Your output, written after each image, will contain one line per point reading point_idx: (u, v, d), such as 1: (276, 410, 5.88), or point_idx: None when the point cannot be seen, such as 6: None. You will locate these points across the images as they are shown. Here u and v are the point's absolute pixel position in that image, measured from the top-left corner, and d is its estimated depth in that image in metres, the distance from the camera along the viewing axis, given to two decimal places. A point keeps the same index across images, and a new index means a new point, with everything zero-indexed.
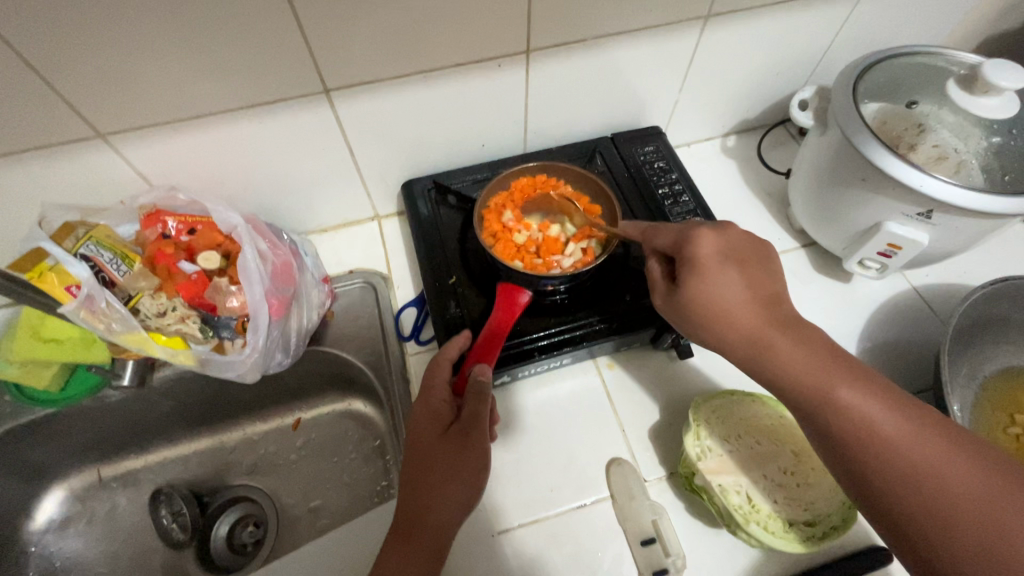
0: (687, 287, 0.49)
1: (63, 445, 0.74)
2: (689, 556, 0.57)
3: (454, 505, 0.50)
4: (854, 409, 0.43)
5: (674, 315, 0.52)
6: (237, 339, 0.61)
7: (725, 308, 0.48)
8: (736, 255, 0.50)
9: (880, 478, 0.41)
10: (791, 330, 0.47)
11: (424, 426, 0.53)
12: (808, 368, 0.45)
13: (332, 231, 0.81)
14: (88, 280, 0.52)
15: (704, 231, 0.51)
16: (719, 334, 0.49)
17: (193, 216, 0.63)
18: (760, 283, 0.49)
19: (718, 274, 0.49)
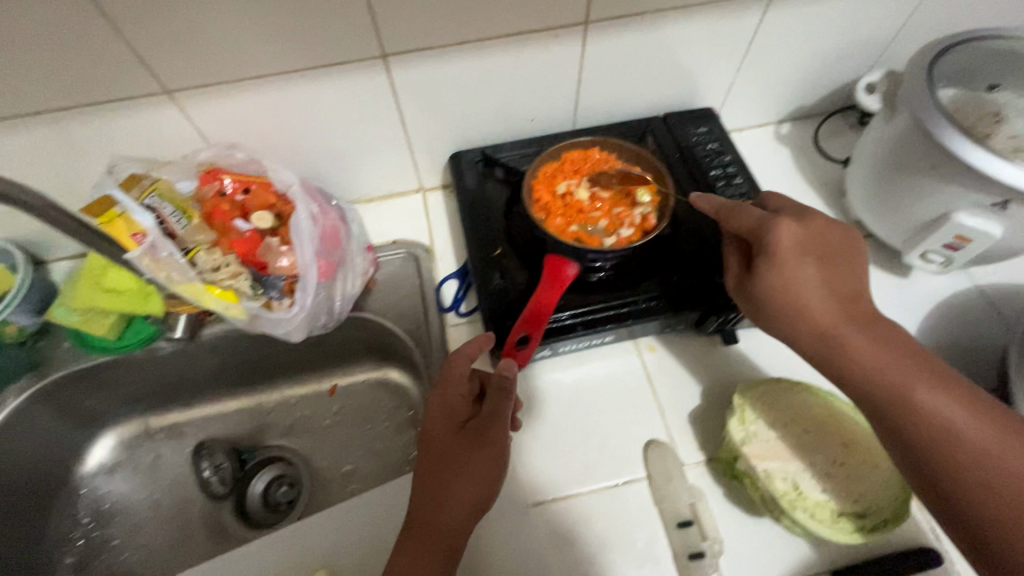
0: (766, 277, 0.52)
1: (115, 393, 0.77)
2: (727, 541, 0.56)
3: (464, 505, 0.49)
4: (933, 412, 0.45)
5: (748, 304, 0.54)
6: (284, 299, 0.62)
7: (807, 303, 0.51)
8: (822, 252, 0.52)
9: (960, 483, 0.43)
10: (865, 332, 0.50)
11: (442, 419, 0.54)
12: (885, 368, 0.48)
13: (377, 201, 0.81)
14: (153, 229, 0.54)
15: (787, 221, 0.52)
16: (793, 327, 0.51)
17: (248, 176, 0.63)
18: (841, 282, 0.52)
19: (800, 268, 0.51)
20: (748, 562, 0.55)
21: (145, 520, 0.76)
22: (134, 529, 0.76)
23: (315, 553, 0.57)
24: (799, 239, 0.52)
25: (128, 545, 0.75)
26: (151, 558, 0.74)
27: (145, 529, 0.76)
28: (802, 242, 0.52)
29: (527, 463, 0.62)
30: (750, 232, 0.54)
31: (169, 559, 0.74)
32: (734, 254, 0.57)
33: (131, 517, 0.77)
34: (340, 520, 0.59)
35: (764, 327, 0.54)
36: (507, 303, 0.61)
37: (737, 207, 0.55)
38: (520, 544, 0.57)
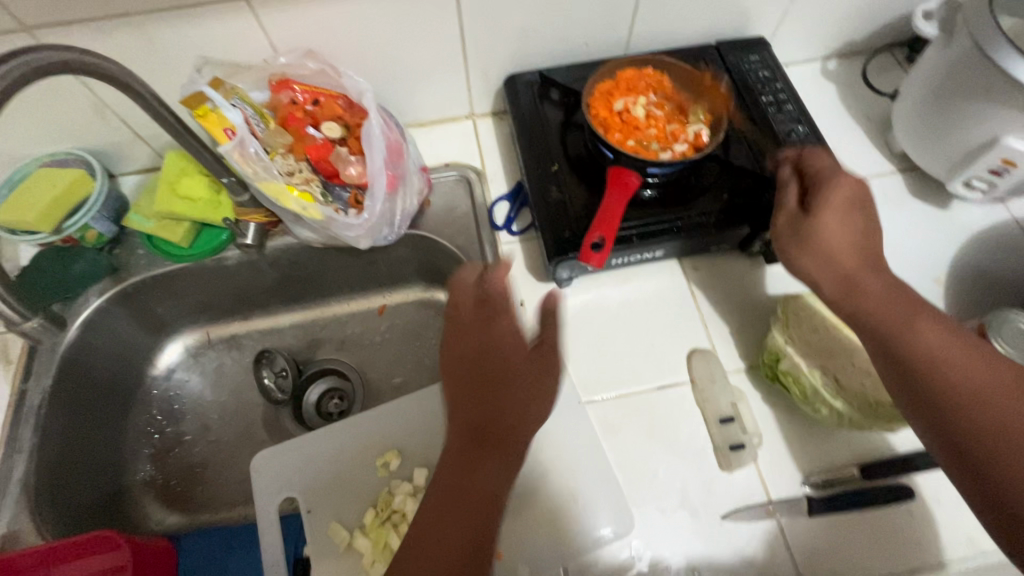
0: (821, 220, 0.54)
1: (183, 302, 0.82)
2: (764, 437, 0.61)
3: (524, 404, 0.50)
4: (930, 347, 0.48)
5: (790, 237, 0.56)
6: (349, 210, 0.66)
7: (835, 245, 0.54)
8: (863, 206, 0.55)
9: (953, 410, 0.46)
10: (880, 275, 0.53)
11: (491, 353, 0.51)
12: (891, 306, 0.51)
13: (430, 126, 0.83)
14: (242, 126, 0.57)
15: (851, 178, 0.56)
16: (820, 264, 0.53)
17: (317, 87, 0.66)
18: (868, 233, 0.55)
19: (837, 213, 0.54)
20: (782, 455, 0.60)
21: (213, 419, 0.83)
22: (204, 426, 0.82)
23: (384, 436, 0.62)
24: (849, 189, 0.55)
25: (199, 441, 0.81)
26: (220, 452, 0.80)
27: (213, 427, 0.82)
28: (850, 193, 0.55)
29: (579, 367, 0.66)
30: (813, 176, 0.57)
31: (237, 454, 0.80)
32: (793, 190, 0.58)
33: (200, 416, 0.83)
34: (409, 413, 0.63)
35: (790, 265, 0.56)
36: (565, 215, 0.65)
37: (806, 155, 0.60)
38: (572, 435, 0.62)
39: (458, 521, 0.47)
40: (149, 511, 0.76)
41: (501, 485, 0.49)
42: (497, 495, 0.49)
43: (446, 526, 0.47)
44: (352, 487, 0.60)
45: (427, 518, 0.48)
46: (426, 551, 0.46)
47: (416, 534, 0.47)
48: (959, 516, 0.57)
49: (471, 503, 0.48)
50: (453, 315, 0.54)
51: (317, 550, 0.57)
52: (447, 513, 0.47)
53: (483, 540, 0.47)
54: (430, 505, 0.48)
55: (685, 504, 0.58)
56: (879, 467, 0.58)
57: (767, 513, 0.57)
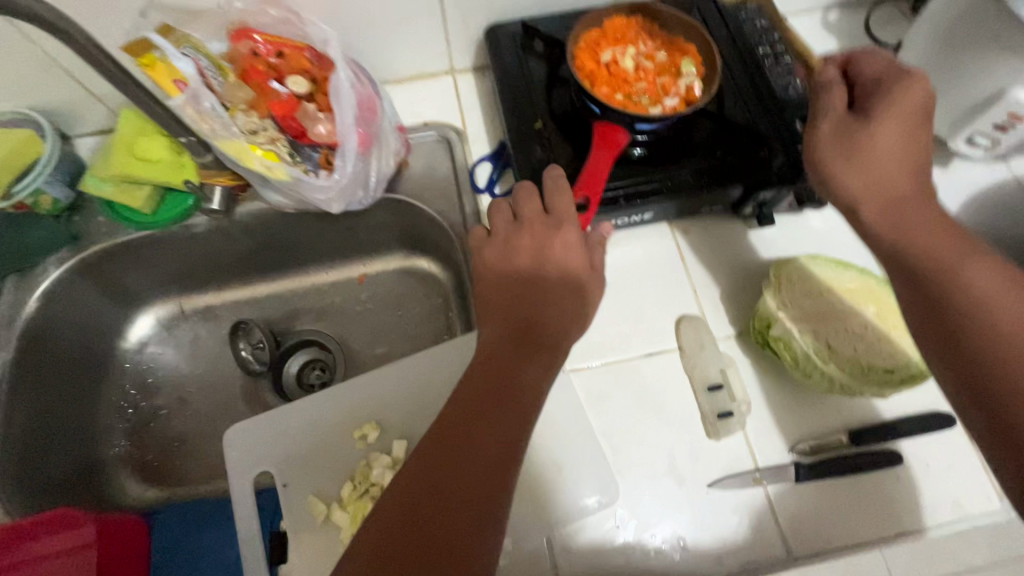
0: (874, 129, 0.49)
1: (151, 272, 0.78)
2: (753, 404, 0.59)
3: (562, 324, 0.50)
4: (976, 288, 0.43)
5: (833, 145, 0.50)
6: (320, 171, 0.61)
7: (889, 159, 0.49)
8: (925, 120, 0.50)
9: (988, 356, 0.40)
10: (933, 203, 0.48)
11: (544, 254, 0.52)
12: (941, 239, 0.46)
13: (406, 82, 0.78)
14: (194, 77, 0.53)
15: (916, 84, 0.50)
16: (862, 179, 0.49)
17: (280, 37, 0.61)
18: (923, 155, 0.49)
19: (894, 129, 0.49)
20: (770, 423, 0.59)
21: (188, 392, 0.80)
22: (180, 399, 0.79)
23: (363, 408, 0.60)
24: (914, 101, 0.49)
25: (175, 414, 0.79)
26: (197, 425, 0.78)
27: (189, 401, 0.79)
28: (912, 106, 0.49)
29: None
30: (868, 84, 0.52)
31: (215, 427, 0.78)
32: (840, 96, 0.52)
33: (175, 389, 0.80)
34: (388, 384, 0.61)
35: (829, 176, 0.50)
36: (549, 174, 0.61)
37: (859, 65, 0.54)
38: (557, 405, 0.60)
39: (495, 418, 0.44)
40: (125, 485, 0.74)
41: (538, 392, 0.47)
42: (533, 401, 0.46)
43: (458, 434, 0.43)
44: (330, 460, 0.58)
45: (458, 415, 0.45)
46: (460, 445, 0.43)
47: (448, 428, 0.44)
48: (947, 481, 0.57)
49: (511, 405, 0.45)
50: (519, 223, 0.54)
51: (294, 524, 0.56)
52: (483, 410, 0.44)
53: (513, 445, 0.44)
54: (466, 400, 0.45)
55: (671, 472, 0.57)
56: (869, 433, 0.57)
57: (754, 481, 0.56)
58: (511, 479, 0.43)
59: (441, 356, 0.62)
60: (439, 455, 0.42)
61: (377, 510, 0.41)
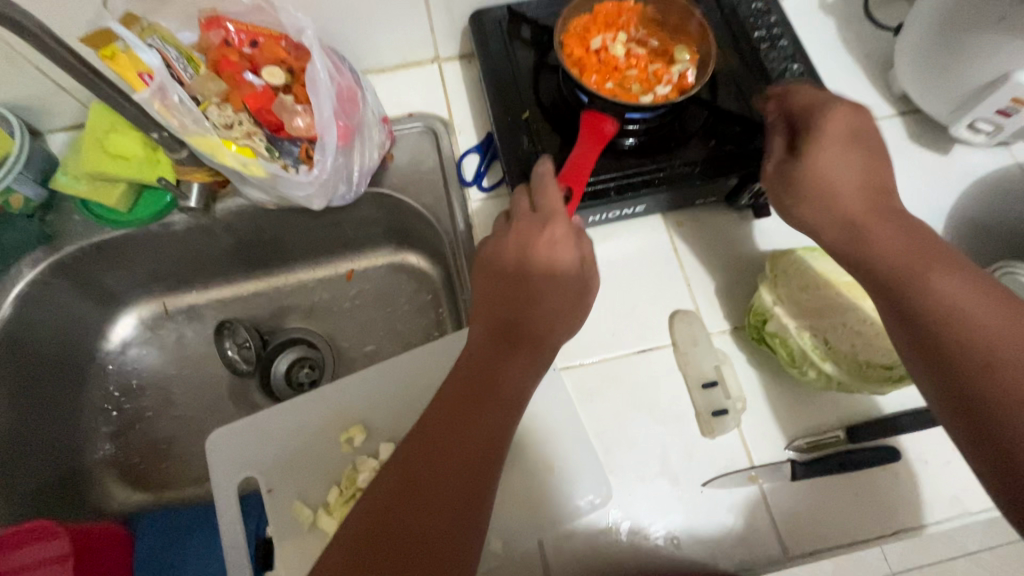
0: (811, 159, 0.51)
1: (131, 271, 0.76)
2: (749, 401, 0.58)
3: (550, 319, 0.47)
4: (944, 296, 0.43)
5: (784, 183, 0.53)
6: (300, 166, 0.59)
7: (834, 188, 0.50)
8: (864, 139, 0.52)
9: (962, 362, 0.40)
10: (889, 219, 0.49)
11: (529, 247, 0.48)
12: (902, 256, 0.46)
13: (390, 71, 0.75)
14: (160, 70, 0.50)
15: (844, 108, 0.52)
16: (817, 211, 0.51)
17: (255, 26, 0.58)
18: (875, 173, 0.51)
19: (839, 153, 0.51)
20: (766, 420, 0.57)
21: (174, 393, 0.78)
22: (166, 400, 0.78)
23: (350, 411, 0.59)
24: (845, 123, 0.52)
25: (161, 416, 0.77)
26: (184, 427, 0.76)
27: (175, 402, 0.78)
28: (849, 128, 0.52)
29: None
30: (803, 109, 0.54)
31: (202, 429, 0.76)
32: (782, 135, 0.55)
33: (161, 390, 0.78)
34: (375, 386, 0.59)
35: (787, 214, 0.53)
36: (537, 167, 0.59)
37: (795, 89, 0.56)
38: (548, 405, 0.59)
39: (479, 423, 0.43)
40: (111, 488, 0.72)
41: (522, 394, 0.45)
42: (517, 404, 0.45)
43: (442, 438, 0.42)
44: (317, 464, 0.57)
45: (439, 421, 0.43)
46: (440, 451, 0.41)
47: (428, 434, 0.42)
48: (945, 477, 0.56)
49: (495, 408, 0.44)
50: (508, 220, 0.51)
51: (280, 531, 0.54)
52: (466, 413, 0.43)
53: (495, 450, 0.43)
54: (448, 404, 0.43)
55: (665, 472, 0.56)
56: (866, 429, 0.55)
57: (749, 480, 0.55)
58: (494, 484, 0.42)
59: (428, 356, 0.60)
60: (418, 461, 0.41)
61: (356, 508, 0.40)
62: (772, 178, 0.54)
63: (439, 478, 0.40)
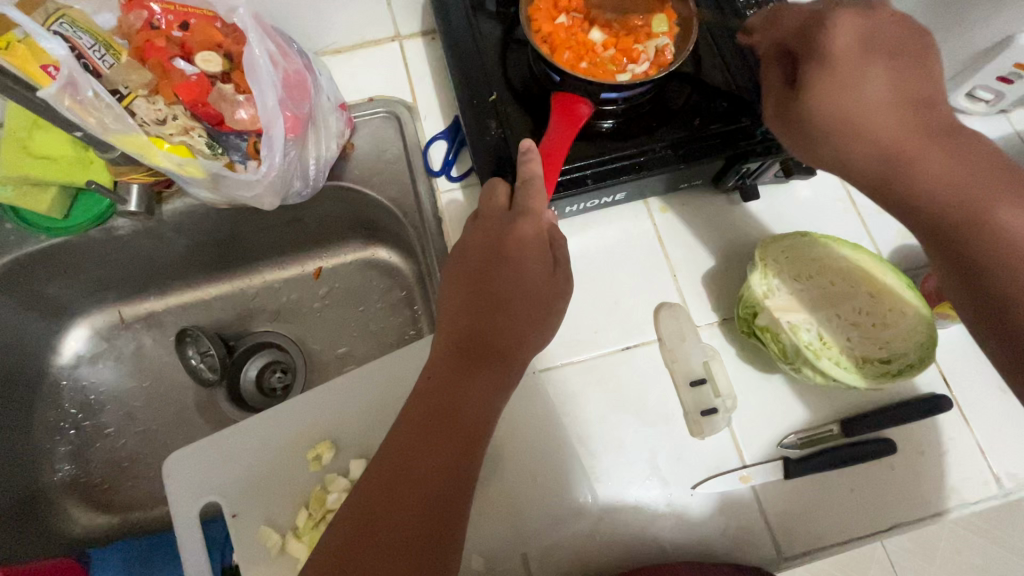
0: (818, 88, 0.41)
1: (77, 281, 0.71)
2: (740, 398, 0.55)
3: (525, 330, 0.43)
4: (1022, 238, 0.34)
5: (794, 125, 0.44)
6: (249, 163, 0.54)
7: (860, 117, 0.40)
8: (884, 45, 0.41)
9: None
10: (943, 143, 0.38)
11: (496, 249, 0.44)
12: (962, 189, 0.36)
13: (346, 51, 0.69)
14: (68, 60, 0.44)
15: (849, 15, 0.42)
16: (845, 147, 0.41)
17: (184, 7, 0.52)
18: (912, 84, 0.41)
19: (862, 72, 0.40)
20: (758, 417, 0.55)
21: (134, 408, 0.74)
22: (127, 416, 0.73)
23: (317, 425, 0.55)
24: (854, 36, 0.41)
25: (124, 432, 0.73)
26: (148, 444, 0.72)
27: (136, 417, 0.73)
28: (859, 40, 0.41)
29: None
30: (796, 35, 0.46)
31: (168, 443, 0.72)
32: (779, 72, 0.47)
33: (121, 405, 0.74)
34: (342, 398, 0.56)
35: (806, 158, 0.44)
36: (507, 154, 0.53)
37: (777, 28, 0.48)
38: (531, 410, 0.55)
39: (439, 450, 0.38)
40: (74, 513, 0.69)
41: (489, 416, 0.40)
42: (483, 428, 0.40)
43: (404, 466, 0.38)
44: (284, 484, 0.53)
45: (397, 446, 0.39)
46: (400, 485, 0.37)
47: (390, 462, 0.38)
48: (945, 468, 0.53)
49: (456, 433, 0.39)
50: (476, 218, 0.47)
51: (248, 559, 0.51)
52: (425, 439, 0.39)
53: (460, 481, 0.38)
54: (407, 429, 0.39)
55: (654, 475, 0.53)
56: (862, 423, 0.53)
57: (741, 480, 0.52)
58: (462, 512, 0.38)
59: (398, 364, 0.56)
60: (380, 495, 0.37)
61: (319, 547, 0.37)
62: (778, 118, 0.46)
63: (404, 513, 0.36)
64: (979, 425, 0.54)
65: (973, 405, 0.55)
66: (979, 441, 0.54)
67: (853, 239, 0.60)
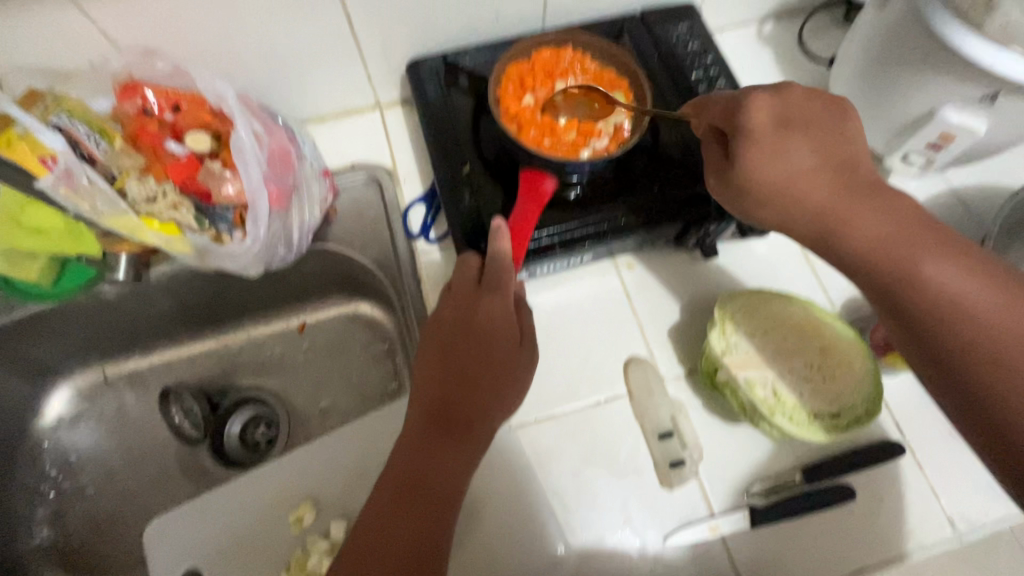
0: (751, 161, 0.47)
1: (62, 344, 0.72)
2: (706, 449, 0.58)
3: (491, 402, 0.46)
4: (938, 285, 0.40)
5: (734, 193, 0.49)
6: (235, 233, 0.57)
7: (794, 185, 0.46)
8: (804, 118, 0.48)
9: (970, 360, 0.38)
10: (865, 204, 0.45)
11: (461, 322, 0.47)
12: (887, 243, 0.43)
13: (329, 120, 0.73)
14: (65, 153, 0.48)
15: (762, 96, 0.48)
16: (783, 212, 0.47)
17: (176, 90, 0.56)
18: (835, 150, 0.47)
19: (789, 143, 0.47)
20: (725, 466, 0.57)
21: (114, 469, 0.74)
22: (107, 476, 0.73)
23: (298, 486, 0.56)
24: (774, 110, 0.47)
25: (104, 493, 0.73)
26: (128, 505, 0.72)
27: (116, 478, 0.73)
28: (780, 114, 0.48)
29: None
30: (723, 111, 0.50)
31: (148, 504, 0.72)
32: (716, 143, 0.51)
33: (101, 466, 0.74)
34: (323, 458, 0.57)
35: (753, 216, 0.50)
36: (480, 223, 0.57)
37: (707, 100, 0.53)
38: (509, 466, 0.57)
39: (413, 518, 0.42)
40: None
41: (457, 485, 0.44)
42: (453, 494, 0.43)
43: (380, 535, 0.41)
44: (267, 547, 0.54)
45: (374, 515, 0.42)
46: (377, 554, 0.41)
47: (366, 533, 0.42)
48: (903, 512, 0.56)
49: (426, 501, 0.43)
50: (448, 291, 0.50)
51: None
52: (400, 510, 0.42)
53: (434, 545, 0.41)
54: (382, 501, 0.43)
55: (627, 527, 0.55)
56: (822, 471, 0.55)
57: (710, 530, 0.54)
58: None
59: (378, 423, 0.58)
60: (359, 562, 0.40)
61: None
62: (719, 182, 0.51)
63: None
64: (932, 469, 0.58)
65: (926, 448, 0.58)
66: (933, 485, 0.57)
67: (807, 292, 0.64)
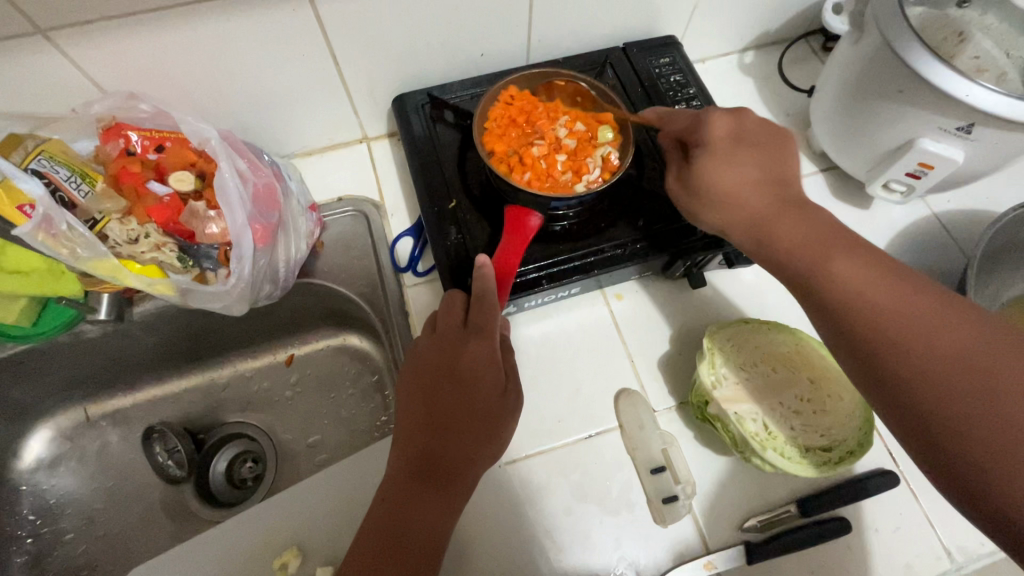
0: (701, 171, 0.51)
1: (42, 385, 0.71)
2: (699, 482, 0.57)
3: (474, 447, 0.45)
4: (847, 281, 0.42)
5: (690, 198, 0.52)
6: (219, 270, 0.56)
7: (729, 191, 0.49)
8: (749, 137, 0.51)
9: (875, 349, 0.39)
10: (792, 212, 0.47)
11: (442, 363, 0.47)
12: (806, 244, 0.45)
13: (317, 154, 0.73)
14: (44, 199, 0.48)
15: (720, 115, 0.52)
16: (721, 217, 0.50)
17: (160, 131, 0.56)
18: (771, 165, 0.50)
19: (729, 157, 0.50)
20: (718, 500, 0.56)
21: (94, 513, 0.71)
22: (87, 520, 0.71)
23: (283, 530, 0.55)
24: (728, 130, 0.51)
25: (83, 538, 0.70)
26: (107, 551, 0.69)
27: (96, 522, 0.71)
28: (732, 133, 0.51)
29: None
30: (685, 127, 0.54)
31: (129, 548, 0.70)
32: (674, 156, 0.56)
33: (80, 511, 0.72)
34: (309, 499, 0.56)
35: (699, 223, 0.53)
36: (466, 259, 0.57)
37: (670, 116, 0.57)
38: (499, 505, 0.56)
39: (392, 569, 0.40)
40: None
41: (439, 533, 0.43)
42: (435, 543, 0.42)
43: None
44: None
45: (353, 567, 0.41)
46: None
47: None
48: (899, 544, 0.55)
49: (406, 551, 0.41)
50: (432, 333, 0.50)
51: None
52: (380, 562, 0.41)
53: None
54: (362, 551, 0.41)
55: (620, 566, 0.53)
56: (818, 504, 0.54)
57: (705, 567, 0.53)
58: None
59: (365, 463, 0.57)
60: None
61: None
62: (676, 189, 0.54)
63: None
64: (926, 499, 0.57)
65: (919, 477, 0.58)
66: (928, 515, 0.56)
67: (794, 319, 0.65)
